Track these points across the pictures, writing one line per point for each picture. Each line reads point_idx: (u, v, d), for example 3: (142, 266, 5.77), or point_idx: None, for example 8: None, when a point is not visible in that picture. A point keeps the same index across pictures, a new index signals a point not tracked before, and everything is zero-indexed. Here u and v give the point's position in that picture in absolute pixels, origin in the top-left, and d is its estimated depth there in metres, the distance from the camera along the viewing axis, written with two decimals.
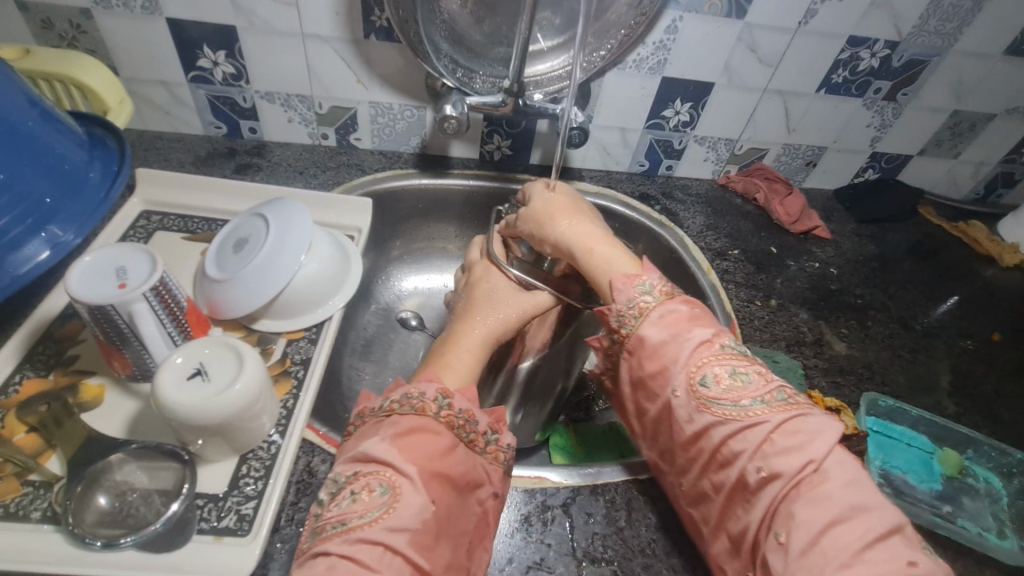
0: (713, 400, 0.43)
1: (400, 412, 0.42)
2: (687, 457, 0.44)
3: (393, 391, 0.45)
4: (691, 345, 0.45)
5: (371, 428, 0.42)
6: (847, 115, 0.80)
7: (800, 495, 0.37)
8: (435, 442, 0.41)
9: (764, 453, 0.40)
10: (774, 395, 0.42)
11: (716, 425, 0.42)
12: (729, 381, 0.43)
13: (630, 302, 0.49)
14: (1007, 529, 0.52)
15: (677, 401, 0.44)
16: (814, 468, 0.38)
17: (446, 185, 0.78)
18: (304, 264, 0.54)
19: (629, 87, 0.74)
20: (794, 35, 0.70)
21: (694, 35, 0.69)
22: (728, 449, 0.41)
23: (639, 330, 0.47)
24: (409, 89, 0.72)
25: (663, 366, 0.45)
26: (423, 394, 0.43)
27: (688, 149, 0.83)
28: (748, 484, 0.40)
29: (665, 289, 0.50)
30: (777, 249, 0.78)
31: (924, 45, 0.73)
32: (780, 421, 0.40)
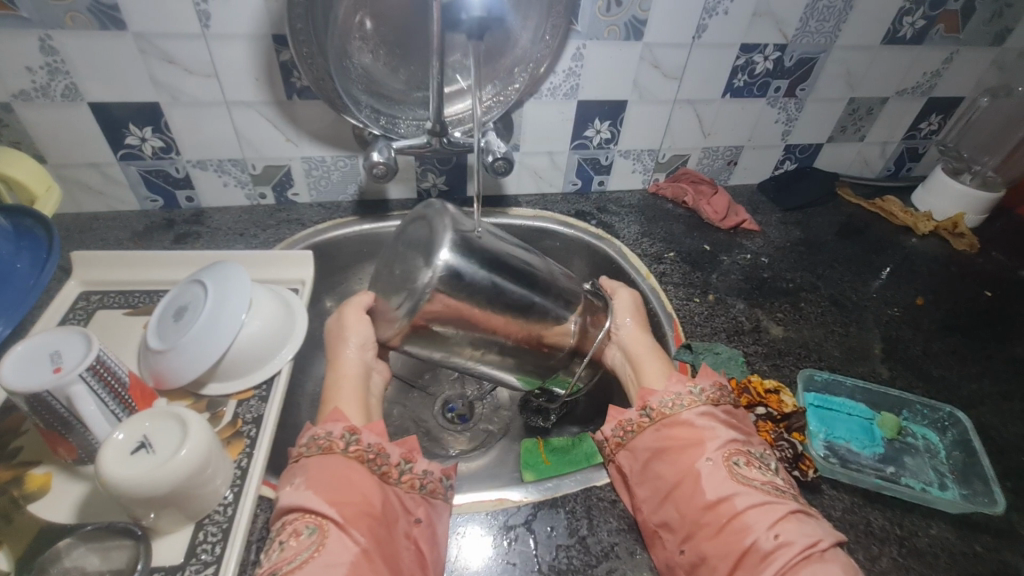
0: (742, 474, 0.47)
1: (308, 454, 0.47)
2: (701, 520, 0.45)
3: (302, 434, 0.49)
4: (732, 434, 0.50)
5: (288, 473, 0.47)
6: (755, 114, 0.86)
7: (810, 567, 0.41)
8: (350, 474, 0.46)
9: (781, 525, 0.43)
10: (789, 490, 0.47)
11: (741, 496, 0.45)
12: (758, 467, 0.48)
13: (677, 395, 0.52)
14: (947, 480, 0.55)
15: (705, 469, 0.47)
16: (825, 547, 0.42)
17: (387, 228, 0.80)
18: (247, 323, 0.55)
19: (549, 113, 0.78)
20: (691, 49, 0.75)
21: (600, 60, 0.74)
22: (747, 516, 0.44)
23: (681, 413, 0.51)
24: (339, 141, 0.74)
25: (699, 439, 0.49)
26: (330, 433, 0.48)
27: (616, 164, 0.87)
28: (762, 550, 0.42)
29: (715, 396, 0.52)
30: (710, 247, 0.82)
31: (810, 44, 0.79)
32: (796, 509, 0.45)
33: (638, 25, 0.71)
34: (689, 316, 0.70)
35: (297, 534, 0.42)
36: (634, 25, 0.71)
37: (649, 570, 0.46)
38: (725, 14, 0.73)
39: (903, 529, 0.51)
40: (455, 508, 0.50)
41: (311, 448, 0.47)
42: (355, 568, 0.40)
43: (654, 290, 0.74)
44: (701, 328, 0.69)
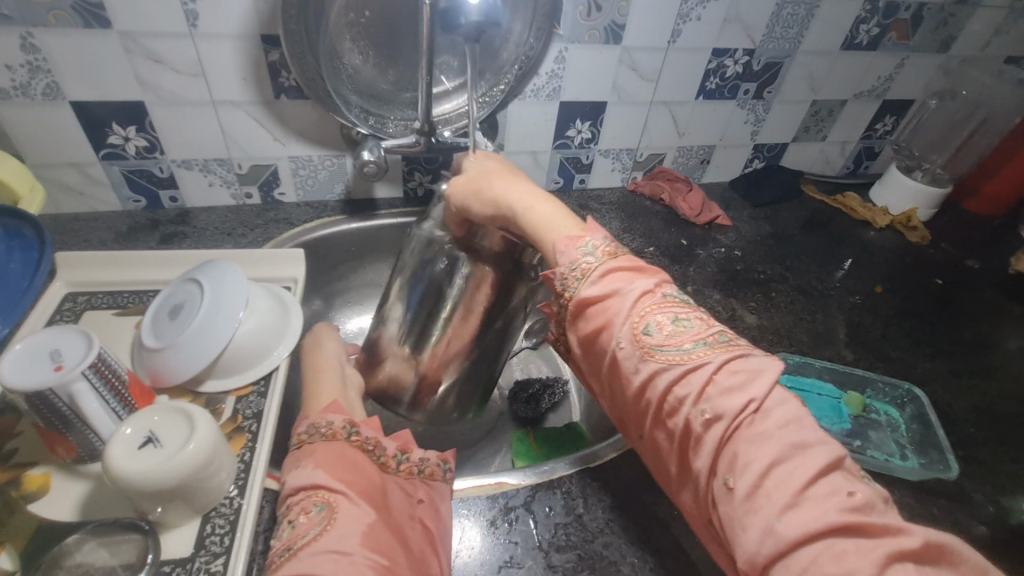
0: (657, 346, 0.42)
1: (311, 441, 0.48)
2: (638, 407, 0.43)
3: (300, 424, 0.51)
4: (638, 298, 0.45)
5: (291, 460, 0.48)
6: (726, 115, 0.91)
7: (742, 437, 0.37)
8: (351, 458, 0.48)
9: (707, 394, 0.39)
10: (716, 336, 0.42)
11: (662, 372, 0.41)
12: (671, 326, 0.42)
13: (573, 264, 0.47)
14: (906, 451, 0.60)
15: (622, 355, 0.44)
16: (755, 407, 0.37)
17: (375, 226, 0.81)
18: (243, 321, 0.55)
19: (532, 114, 0.81)
20: (666, 52, 0.79)
21: (580, 63, 0.77)
22: (672, 394, 0.41)
23: (581, 292, 0.46)
24: (326, 141, 0.75)
25: (608, 321, 0.45)
26: (331, 423, 0.50)
27: (596, 163, 0.91)
28: (695, 430, 0.39)
29: (609, 248, 0.48)
30: (686, 241, 0.86)
31: (775, 49, 0.84)
32: (720, 362, 0.40)
33: (616, 29, 0.75)
34: None
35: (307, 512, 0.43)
36: (613, 29, 0.75)
37: (643, 543, 0.49)
38: (697, 20, 0.77)
39: None
40: (458, 493, 0.52)
41: (317, 437, 0.49)
42: (367, 538, 0.42)
43: None
44: None
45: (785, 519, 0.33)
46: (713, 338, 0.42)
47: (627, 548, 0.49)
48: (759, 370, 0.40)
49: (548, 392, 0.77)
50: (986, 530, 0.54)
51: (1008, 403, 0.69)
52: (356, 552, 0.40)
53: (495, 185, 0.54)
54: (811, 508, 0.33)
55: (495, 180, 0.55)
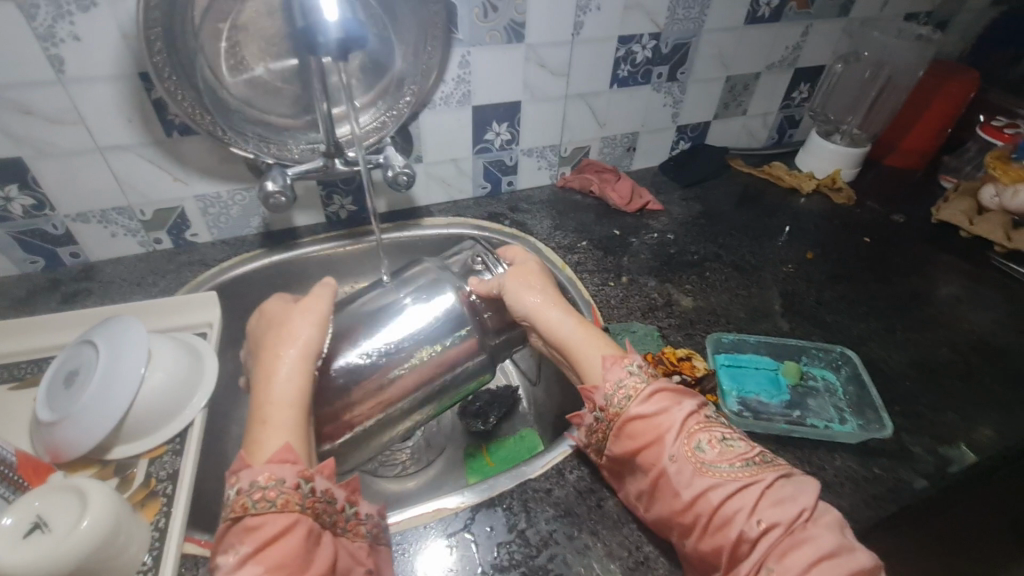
0: (711, 462, 0.46)
1: (258, 511, 0.41)
2: (685, 522, 0.45)
3: (242, 478, 0.43)
4: (688, 415, 0.49)
5: (227, 538, 0.41)
6: (643, 101, 0.91)
7: (795, 542, 0.41)
8: (299, 534, 0.41)
9: (760, 507, 0.43)
10: (760, 456, 0.47)
11: (715, 487, 0.45)
12: (722, 445, 0.47)
13: (622, 383, 0.50)
14: (846, 415, 0.61)
15: (673, 467, 0.46)
16: (805, 515, 0.43)
17: (298, 256, 0.78)
18: (148, 377, 0.52)
19: (445, 122, 0.79)
20: (572, 45, 0.78)
21: (485, 65, 0.75)
22: (725, 508, 0.44)
23: (629, 411, 0.49)
24: (231, 174, 0.72)
25: (661, 436, 0.47)
26: (284, 483, 0.42)
27: (521, 163, 0.89)
28: (749, 538, 0.42)
29: (650, 372, 0.52)
30: (619, 231, 0.86)
31: (680, 30, 0.84)
32: (768, 481, 0.45)
33: (516, 27, 0.74)
34: (606, 300, 0.73)
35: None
36: (513, 28, 0.73)
37: (587, 551, 0.48)
38: (598, 10, 0.76)
39: (811, 466, 0.56)
40: (394, 525, 0.49)
41: (263, 507, 0.41)
42: None
43: (571, 281, 0.76)
44: (618, 309, 0.72)
45: None
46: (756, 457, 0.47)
47: (572, 558, 0.47)
48: (799, 484, 0.45)
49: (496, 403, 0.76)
50: (927, 483, 0.55)
51: (942, 350, 0.69)
52: None
53: (527, 302, 0.57)
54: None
55: (526, 291, 0.58)
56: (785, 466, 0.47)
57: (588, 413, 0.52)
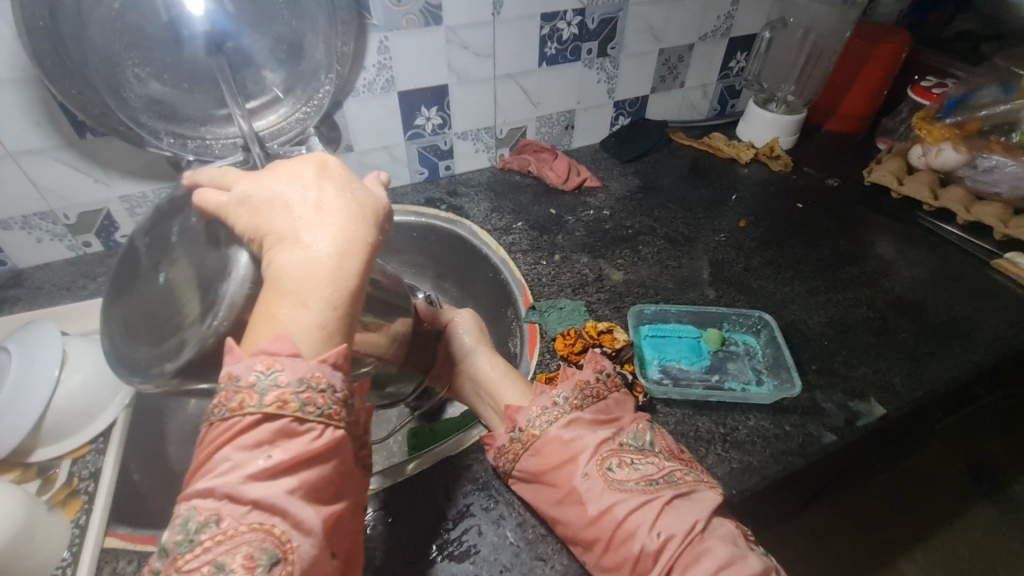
0: (620, 481, 0.45)
1: (305, 417, 0.36)
2: (589, 537, 0.44)
3: (291, 368, 0.36)
4: (603, 438, 0.48)
5: (249, 433, 0.36)
6: (576, 78, 0.91)
7: (694, 558, 0.40)
8: (336, 460, 0.38)
9: (662, 522, 0.42)
10: (671, 473, 0.45)
11: (619, 502, 0.44)
12: (634, 464, 0.45)
13: (545, 409, 0.50)
14: (763, 376, 0.64)
15: (583, 485, 0.45)
16: (701, 529, 0.41)
17: None
18: (64, 380, 0.53)
19: (371, 110, 0.79)
20: (494, 25, 0.78)
21: (405, 50, 0.75)
22: (628, 522, 0.43)
23: (548, 433, 0.49)
24: (154, 174, 0.71)
25: (572, 456, 0.47)
26: (334, 394, 0.38)
27: (456, 147, 0.89)
28: (649, 554, 0.41)
29: (577, 400, 0.50)
30: (555, 210, 0.86)
31: (605, 4, 0.84)
32: (671, 498, 0.43)
33: (433, 10, 0.73)
34: (537, 279, 0.74)
35: (250, 557, 0.33)
36: (430, 11, 0.73)
37: (502, 521, 0.50)
38: None
39: (726, 427, 0.57)
40: None
41: (309, 414, 0.37)
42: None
43: (505, 261, 0.77)
44: (549, 287, 0.73)
45: None
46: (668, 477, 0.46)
47: (487, 527, 0.49)
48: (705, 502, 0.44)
49: None
50: (835, 437, 0.57)
51: (860, 309, 0.72)
52: None
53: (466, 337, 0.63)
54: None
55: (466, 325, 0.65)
56: (696, 484, 0.45)
57: (503, 433, 0.51)
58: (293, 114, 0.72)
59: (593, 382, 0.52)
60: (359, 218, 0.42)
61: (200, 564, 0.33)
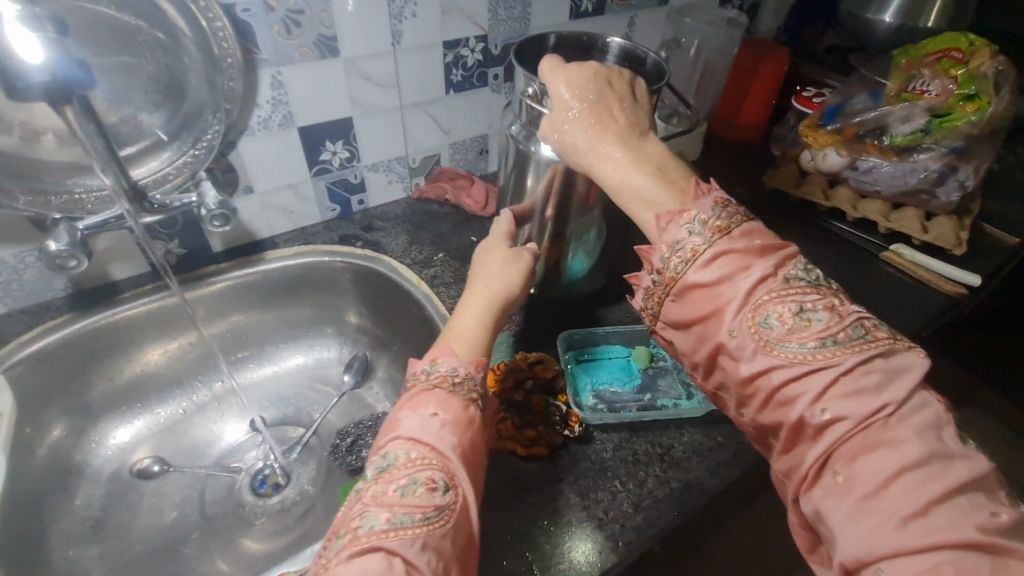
0: (777, 341, 0.44)
1: (454, 389, 0.49)
2: (746, 391, 0.47)
3: (439, 358, 0.52)
4: (761, 276, 0.47)
5: (423, 399, 0.48)
6: (485, 104, 0.90)
7: (872, 440, 0.40)
8: (481, 436, 0.48)
9: (829, 396, 0.42)
10: (849, 332, 0.44)
11: (780, 366, 0.44)
12: (795, 320, 0.44)
13: (679, 244, 0.50)
14: (693, 389, 0.64)
15: (730, 343, 0.47)
16: (887, 411, 0.40)
17: (118, 315, 0.70)
18: None
19: (269, 148, 0.74)
20: (395, 55, 0.76)
21: (302, 84, 0.71)
22: (788, 388, 0.44)
23: (685, 276, 0.49)
24: (12, 237, 0.62)
25: (719, 308, 0.47)
26: (474, 381, 0.51)
27: (368, 179, 0.86)
28: (810, 424, 0.42)
29: (719, 223, 0.49)
30: (476, 238, 0.85)
31: (507, 31, 0.84)
32: (852, 365, 0.42)
33: (328, 42, 0.70)
34: None
35: (428, 483, 0.43)
36: (325, 43, 0.70)
37: None
38: (414, 17, 0.74)
39: (662, 446, 0.58)
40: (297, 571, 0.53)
41: (459, 389, 0.49)
42: (466, 546, 0.43)
43: (428, 296, 0.74)
44: None
45: (908, 527, 0.36)
46: (843, 333, 0.44)
47: None
48: (898, 369, 0.42)
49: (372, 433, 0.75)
50: None
51: None
52: (466, 538, 0.43)
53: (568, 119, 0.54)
54: (942, 519, 0.36)
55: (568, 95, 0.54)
56: (883, 344, 0.43)
57: (647, 275, 0.54)
58: (174, 160, 0.66)
59: (731, 202, 0.51)
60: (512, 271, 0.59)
61: (385, 492, 0.43)
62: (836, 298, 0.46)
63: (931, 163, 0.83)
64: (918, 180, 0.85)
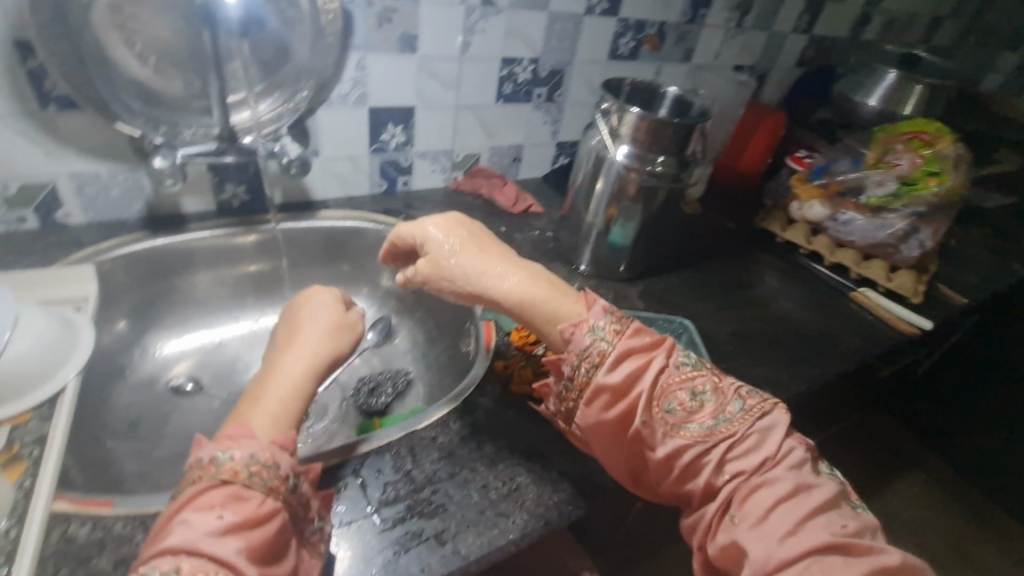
0: (680, 424, 0.54)
1: (249, 484, 0.43)
2: (658, 473, 0.54)
3: (238, 445, 0.45)
4: (658, 367, 0.55)
5: (208, 496, 0.42)
6: (526, 117, 1.03)
7: (758, 486, 0.50)
8: (279, 530, 0.42)
9: (728, 458, 0.52)
10: (732, 407, 0.55)
11: (687, 446, 0.53)
12: (692, 404, 0.55)
13: (589, 354, 0.55)
14: None
15: (649, 432, 0.53)
16: (767, 463, 0.51)
17: (185, 240, 0.77)
18: (12, 343, 0.50)
19: (342, 120, 0.84)
20: (461, 60, 0.88)
21: (382, 71, 0.82)
22: (694, 462, 0.53)
23: (596, 379, 0.55)
24: (113, 154, 0.70)
25: (632, 405, 0.54)
26: (279, 466, 0.45)
27: (416, 165, 0.96)
28: (716, 484, 0.52)
29: (613, 329, 0.57)
30: (505, 229, 0.95)
31: (555, 58, 0.98)
32: (735, 437, 0.53)
33: (410, 40, 0.82)
34: None
35: None
36: (407, 40, 0.82)
37: (470, 488, 0.54)
38: (483, 32, 0.87)
39: None
40: None
41: (256, 482, 0.43)
42: None
43: None
44: None
45: (784, 541, 0.46)
46: (726, 410, 0.55)
47: (452, 490, 0.53)
48: (768, 427, 0.54)
49: (390, 383, 0.82)
50: None
51: (758, 323, 0.87)
52: None
53: (454, 239, 0.61)
54: (806, 532, 0.46)
55: (439, 232, 0.61)
56: (758, 409, 0.55)
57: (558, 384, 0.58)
58: (279, 104, 0.76)
59: (615, 309, 0.59)
60: (332, 338, 0.56)
61: None
62: (714, 376, 0.58)
63: (898, 222, 0.97)
64: (887, 234, 0.99)
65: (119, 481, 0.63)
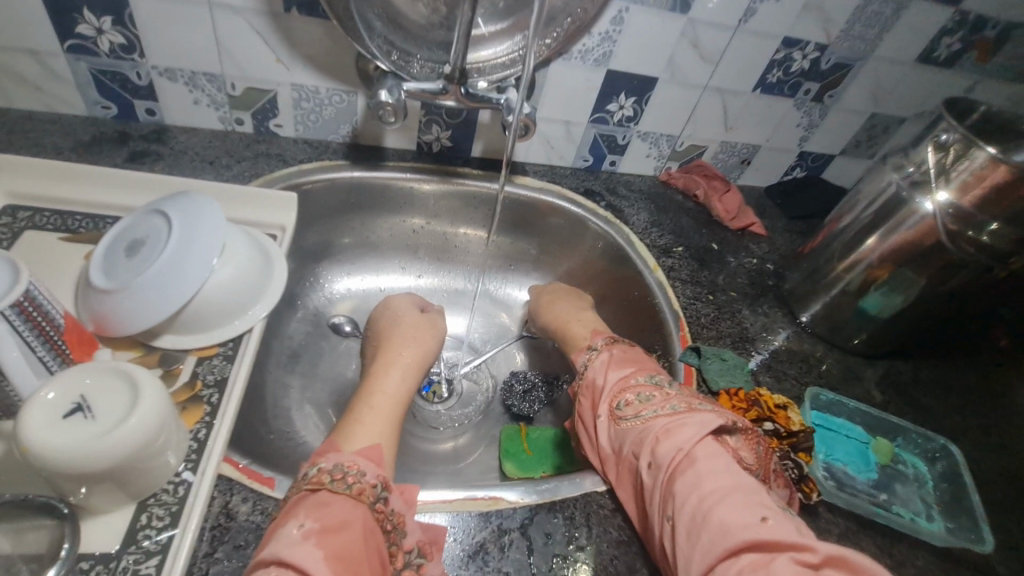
0: (622, 416, 0.48)
1: (332, 488, 0.39)
2: (611, 476, 0.47)
3: (323, 458, 0.42)
4: (621, 373, 0.52)
5: (293, 507, 0.38)
6: (780, 114, 0.82)
7: (678, 477, 0.41)
8: (366, 541, 0.37)
9: (653, 448, 0.44)
10: (670, 402, 0.47)
11: (626, 439, 0.46)
12: (637, 401, 0.48)
13: None
14: (933, 512, 0.56)
15: (603, 426, 0.49)
16: (683, 454, 0.42)
17: (380, 177, 0.71)
18: (216, 270, 0.46)
19: (572, 79, 0.71)
20: (735, 32, 0.70)
21: (639, 29, 0.67)
22: (631, 456, 0.45)
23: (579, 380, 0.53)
24: (337, 72, 0.64)
25: (594, 402, 0.51)
26: (362, 474, 0.41)
27: (632, 145, 0.82)
28: (647, 482, 0.43)
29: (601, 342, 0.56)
30: (716, 246, 0.79)
31: (849, 49, 0.75)
32: (665, 425, 0.44)
33: None
34: (695, 317, 0.68)
35: None
36: None
37: None
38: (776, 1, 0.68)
39: (893, 558, 0.52)
40: (448, 509, 0.45)
41: (340, 486, 0.40)
42: None
43: (661, 286, 0.70)
44: (706, 331, 0.67)
45: (709, 541, 0.37)
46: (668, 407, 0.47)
47: None
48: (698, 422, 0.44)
49: (546, 389, 0.73)
50: None
51: None
52: None
53: None
54: (728, 531, 0.37)
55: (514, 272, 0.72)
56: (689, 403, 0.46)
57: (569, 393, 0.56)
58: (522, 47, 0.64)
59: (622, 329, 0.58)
60: (422, 337, 0.61)
61: None
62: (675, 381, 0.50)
63: None
64: None
65: (271, 418, 0.61)
